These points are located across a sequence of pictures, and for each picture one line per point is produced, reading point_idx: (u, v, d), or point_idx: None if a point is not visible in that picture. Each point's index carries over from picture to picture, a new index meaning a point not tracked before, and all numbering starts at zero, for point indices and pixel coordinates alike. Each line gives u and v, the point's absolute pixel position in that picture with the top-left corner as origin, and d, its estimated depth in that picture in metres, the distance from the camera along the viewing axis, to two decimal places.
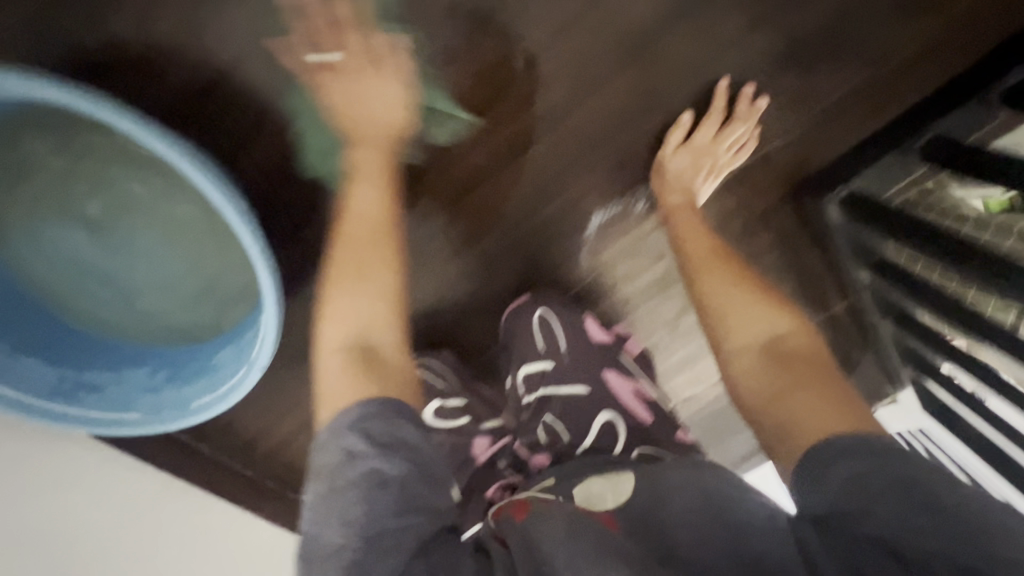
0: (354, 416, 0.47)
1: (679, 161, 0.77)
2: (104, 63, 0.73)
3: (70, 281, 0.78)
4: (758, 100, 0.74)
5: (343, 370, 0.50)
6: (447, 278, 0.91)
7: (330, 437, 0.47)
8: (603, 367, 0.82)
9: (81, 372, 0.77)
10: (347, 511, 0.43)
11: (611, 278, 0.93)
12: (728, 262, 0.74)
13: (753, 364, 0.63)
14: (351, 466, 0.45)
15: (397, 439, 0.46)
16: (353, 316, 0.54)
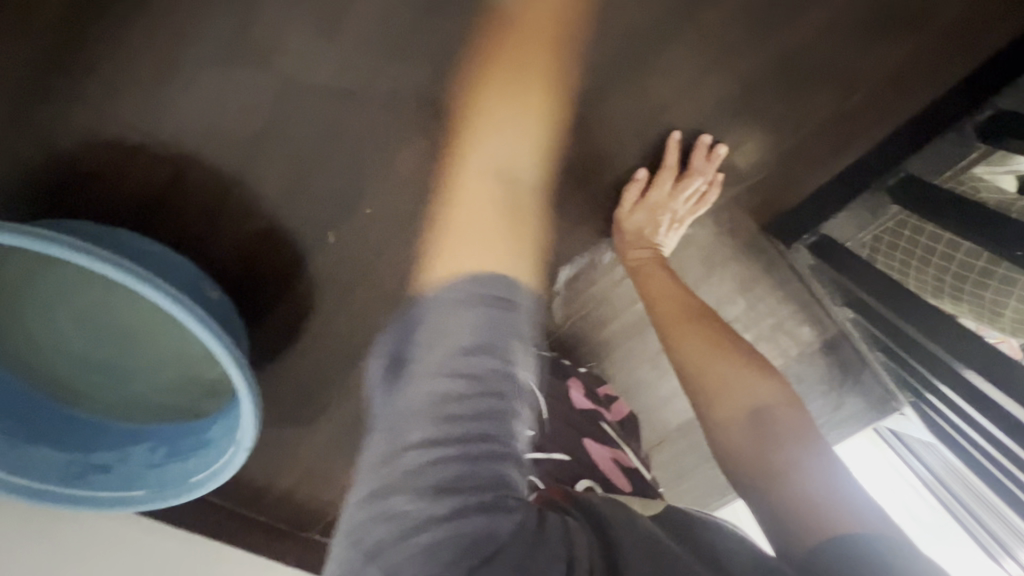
0: (479, 293, 0.39)
1: (638, 217, 0.75)
2: (36, 178, 0.70)
3: (68, 375, 0.83)
4: (716, 148, 0.73)
5: (490, 195, 0.46)
6: None
7: (443, 311, 0.39)
8: (582, 433, 0.76)
9: (89, 455, 0.82)
10: (442, 402, 0.37)
11: (587, 325, 0.90)
12: (701, 318, 0.68)
13: (732, 439, 0.56)
14: (466, 356, 0.38)
15: (518, 337, 0.40)
16: (504, 149, 0.51)
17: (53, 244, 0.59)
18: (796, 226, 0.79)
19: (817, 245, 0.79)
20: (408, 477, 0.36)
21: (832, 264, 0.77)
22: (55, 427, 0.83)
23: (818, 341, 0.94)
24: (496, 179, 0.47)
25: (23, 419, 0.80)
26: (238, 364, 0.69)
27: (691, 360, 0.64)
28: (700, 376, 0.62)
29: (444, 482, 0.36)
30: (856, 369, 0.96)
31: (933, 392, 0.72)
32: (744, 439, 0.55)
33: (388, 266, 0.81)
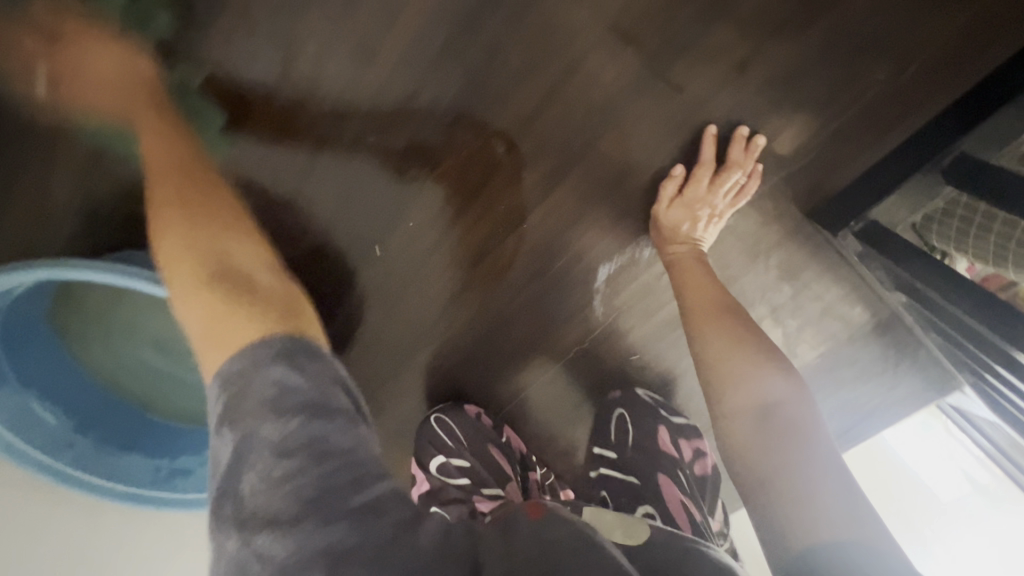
0: (281, 348, 0.44)
1: (674, 213, 0.75)
2: (113, 212, 0.76)
3: (154, 385, 0.93)
4: (755, 139, 0.71)
5: (209, 305, 0.47)
6: (467, 336, 0.91)
7: (248, 373, 0.42)
8: (657, 471, 0.90)
9: (175, 460, 0.90)
10: (273, 445, 0.40)
11: (629, 320, 0.91)
12: (734, 315, 0.67)
13: (741, 429, 0.56)
14: (275, 401, 0.41)
15: (322, 371, 0.44)
16: (213, 248, 0.52)
17: (126, 277, 0.63)
18: (844, 212, 0.77)
19: (866, 230, 0.77)
20: (269, 515, 0.38)
21: (880, 249, 0.76)
22: (144, 436, 0.91)
23: (870, 323, 0.91)
24: (193, 272, 0.50)
25: (115, 430, 0.89)
26: None
27: (711, 353, 0.65)
28: (722, 371, 0.62)
29: (300, 504, 0.39)
30: (912, 349, 0.93)
31: (989, 373, 0.70)
32: (760, 435, 0.54)
33: (435, 271, 0.84)
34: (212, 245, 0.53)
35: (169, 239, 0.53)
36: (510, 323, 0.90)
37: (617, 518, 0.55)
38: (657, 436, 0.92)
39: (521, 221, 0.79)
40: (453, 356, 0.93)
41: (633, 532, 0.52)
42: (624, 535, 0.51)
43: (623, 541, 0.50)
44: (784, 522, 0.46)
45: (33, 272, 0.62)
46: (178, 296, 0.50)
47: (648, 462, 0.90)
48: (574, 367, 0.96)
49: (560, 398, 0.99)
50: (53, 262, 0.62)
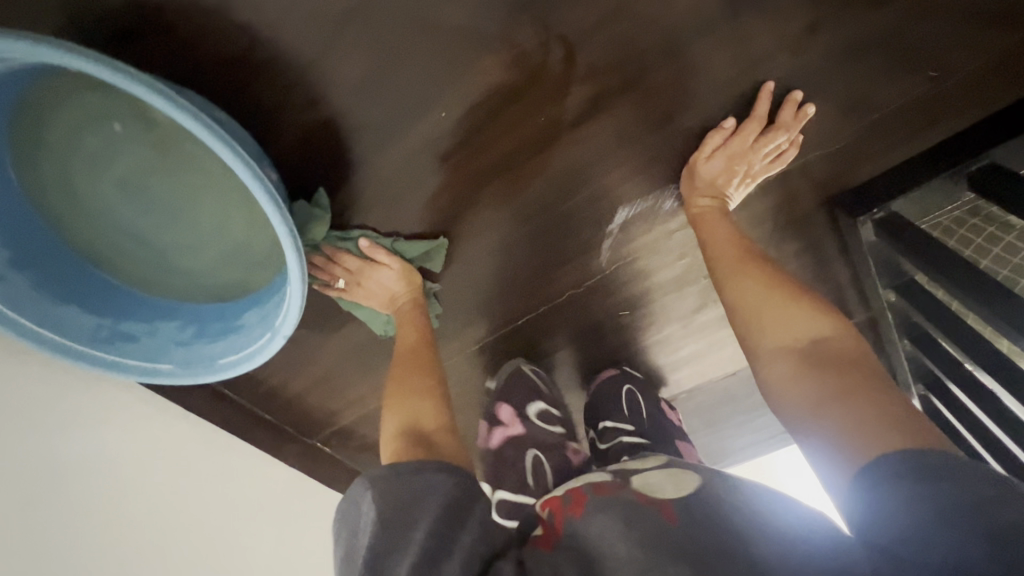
0: (418, 463, 0.64)
1: (715, 165, 0.76)
2: (90, 15, 0.63)
3: (100, 236, 0.81)
4: (806, 106, 0.72)
5: (396, 442, 0.72)
6: (476, 258, 0.88)
7: (403, 479, 0.61)
8: (671, 438, 0.96)
9: (118, 322, 0.83)
10: (397, 534, 0.57)
11: (629, 274, 0.91)
12: (763, 263, 0.73)
13: (778, 367, 0.62)
14: (399, 501, 0.59)
15: (430, 481, 0.61)
16: (413, 409, 0.77)
17: (132, 84, 0.58)
18: (865, 201, 0.80)
19: (884, 220, 0.79)
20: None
21: (887, 242, 0.79)
22: (90, 291, 0.82)
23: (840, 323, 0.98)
24: (402, 414, 0.77)
25: (52, 274, 0.79)
26: (294, 248, 0.70)
27: (738, 300, 0.71)
28: (755, 308, 0.68)
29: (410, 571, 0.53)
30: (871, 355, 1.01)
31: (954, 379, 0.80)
32: (797, 366, 0.61)
33: (460, 174, 0.79)
34: (419, 409, 0.77)
35: (402, 374, 0.83)
36: (513, 251, 0.88)
37: (663, 474, 0.58)
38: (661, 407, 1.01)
39: (555, 140, 0.75)
40: (447, 273, 0.90)
41: (682, 482, 0.56)
42: (676, 489, 0.55)
43: (678, 494, 0.54)
44: (842, 430, 0.53)
45: (28, 45, 0.55)
46: (386, 425, 0.76)
47: (659, 430, 0.96)
48: (563, 312, 0.95)
49: (542, 337, 1.00)
50: (56, 44, 0.55)
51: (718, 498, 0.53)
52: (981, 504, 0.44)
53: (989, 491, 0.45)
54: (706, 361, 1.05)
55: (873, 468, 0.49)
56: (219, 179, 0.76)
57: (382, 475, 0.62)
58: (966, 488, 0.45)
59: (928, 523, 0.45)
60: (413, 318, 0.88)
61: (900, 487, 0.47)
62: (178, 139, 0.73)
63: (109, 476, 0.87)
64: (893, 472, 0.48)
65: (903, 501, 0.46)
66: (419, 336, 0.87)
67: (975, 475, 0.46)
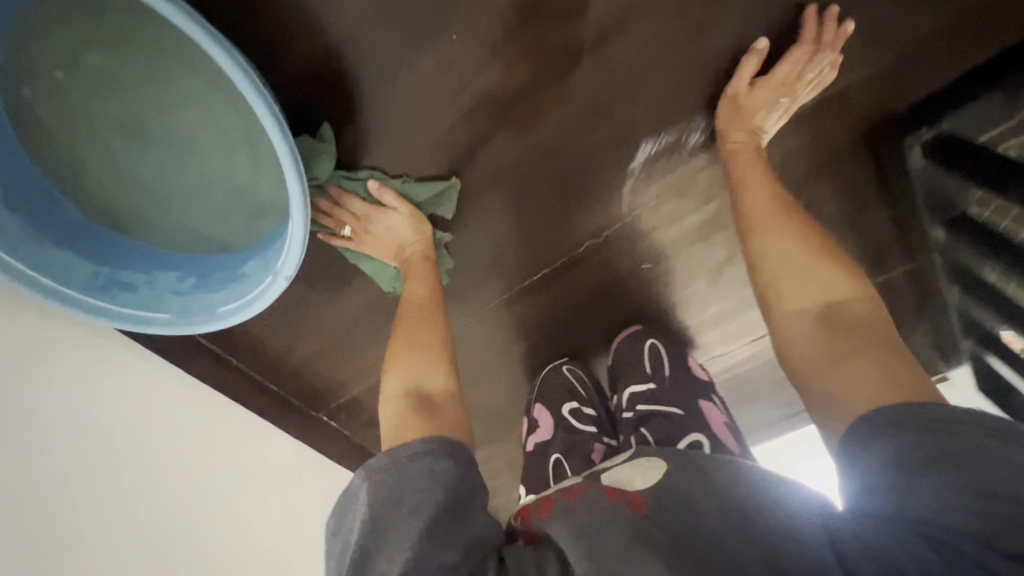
0: (417, 449, 0.60)
1: (749, 100, 0.72)
2: None
3: (100, 178, 0.77)
4: (847, 23, 0.66)
5: (399, 408, 0.68)
6: (492, 204, 0.84)
7: (401, 470, 0.58)
8: (696, 397, 0.88)
9: (116, 271, 0.79)
10: (401, 534, 0.53)
11: (651, 222, 0.86)
12: (794, 215, 0.69)
13: (807, 335, 0.59)
14: (400, 496, 0.56)
15: (429, 466, 0.58)
16: (415, 371, 0.73)
17: None
18: (913, 122, 0.74)
19: (935, 141, 0.73)
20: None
21: (937, 165, 0.73)
22: (87, 243, 0.79)
23: (879, 276, 0.92)
24: (404, 377, 0.72)
25: (47, 218, 0.76)
26: (295, 173, 0.66)
27: (763, 254, 0.67)
28: (771, 268, 0.66)
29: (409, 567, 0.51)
30: (911, 312, 0.96)
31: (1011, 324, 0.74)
32: (812, 332, 0.59)
33: (473, 107, 0.75)
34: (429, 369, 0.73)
35: (401, 331, 0.78)
36: (529, 198, 0.83)
37: (630, 466, 0.57)
38: (690, 365, 0.95)
39: (573, 67, 0.71)
40: (461, 223, 0.86)
41: (650, 474, 0.55)
42: (644, 483, 0.54)
43: (646, 489, 0.54)
44: (845, 397, 0.53)
45: None
46: (386, 387, 0.72)
47: (684, 393, 0.89)
48: (581, 266, 0.91)
49: (560, 297, 0.95)
50: None
51: (683, 487, 0.53)
52: (970, 459, 0.44)
53: (981, 444, 0.45)
54: (735, 324, 0.99)
55: (862, 421, 0.50)
56: (220, 115, 0.73)
57: (379, 461, 0.60)
58: (951, 446, 0.45)
59: (913, 483, 0.45)
60: (427, 273, 0.83)
61: (877, 453, 0.48)
62: (176, 68, 0.69)
63: (102, 440, 0.83)
64: (882, 424, 0.49)
65: (890, 456, 0.47)
66: (434, 291, 0.82)
67: (973, 423, 0.46)
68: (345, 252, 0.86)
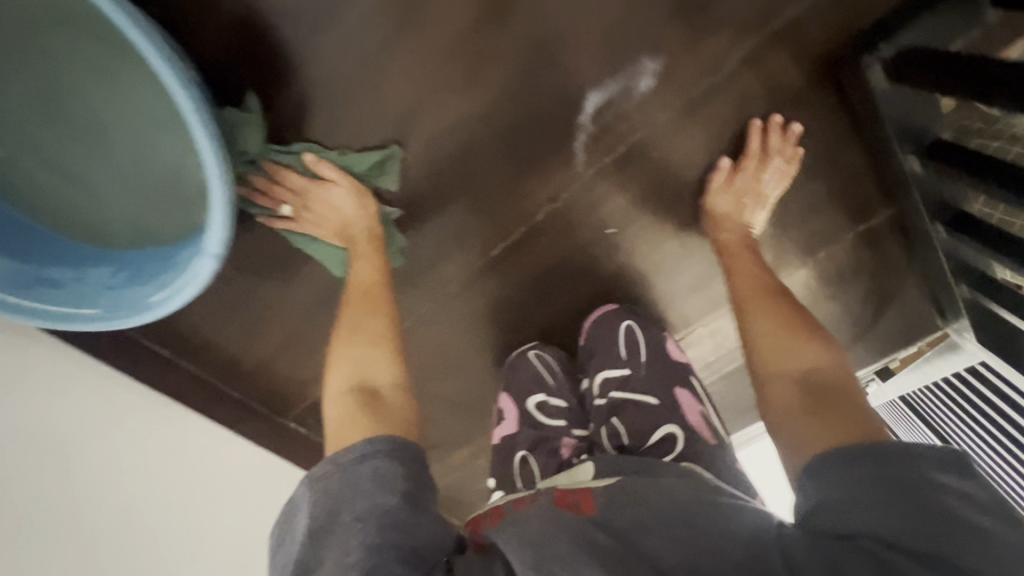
0: (361, 449, 0.54)
1: (725, 201, 0.80)
2: None
3: (21, 172, 0.73)
4: (791, 126, 0.76)
5: (346, 405, 0.62)
6: (441, 174, 0.79)
7: (343, 473, 0.53)
8: (674, 384, 0.81)
9: (42, 269, 0.73)
10: (345, 545, 0.49)
11: (609, 182, 0.81)
12: (778, 298, 0.73)
13: (783, 394, 0.61)
14: (346, 503, 0.51)
15: (375, 469, 0.53)
16: (360, 363, 0.66)
17: None
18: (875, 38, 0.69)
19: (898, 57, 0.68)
20: None
21: (906, 83, 0.67)
22: (8, 233, 0.73)
23: (858, 226, 0.87)
24: (349, 371, 0.66)
25: None
26: (209, 138, 0.61)
27: (753, 326, 0.71)
28: (758, 338, 0.69)
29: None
30: (897, 263, 0.91)
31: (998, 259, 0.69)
32: (794, 390, 0.61)
33: (406, 65, 0.71)
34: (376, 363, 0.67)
35: (347, 322, 0.71)
36: (478, 164, 0.79)
37: (580, 478, 0.58)
38: (668, 348, 0.87)
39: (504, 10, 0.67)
40: (410, 196, 0.81)
41: (601, 480, 0.57)
42: (595, 482, 0.57)
43: (598, 489, 0.55)
44: (803, 445, 0.55)
45: None
46: (329, 386, 0.65)
47: (661, 379, 0.82)
48: (541, 237, 0.85)
49: (523, 273, 0.89)
50: None
51: (636, 484, 0.55)
52: (919, 494, 0.46)
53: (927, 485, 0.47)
54: (714, 291, 0.93)
55: (814, 465, 0.52)
56: (142, 93, 0.70)
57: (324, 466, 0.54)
58: (896, 480, 0.47)
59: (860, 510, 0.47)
60: (374, 252, 0.77)
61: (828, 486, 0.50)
62: (89, 43, 0.66)
63: (53, 454, 0.73)
64: (843, 456, 0.50)
65: (843, 489, 0.48)
66: (383, 274, 0.76)
67: (922, 456, 0.48)
68: (289, 236, 0.80)
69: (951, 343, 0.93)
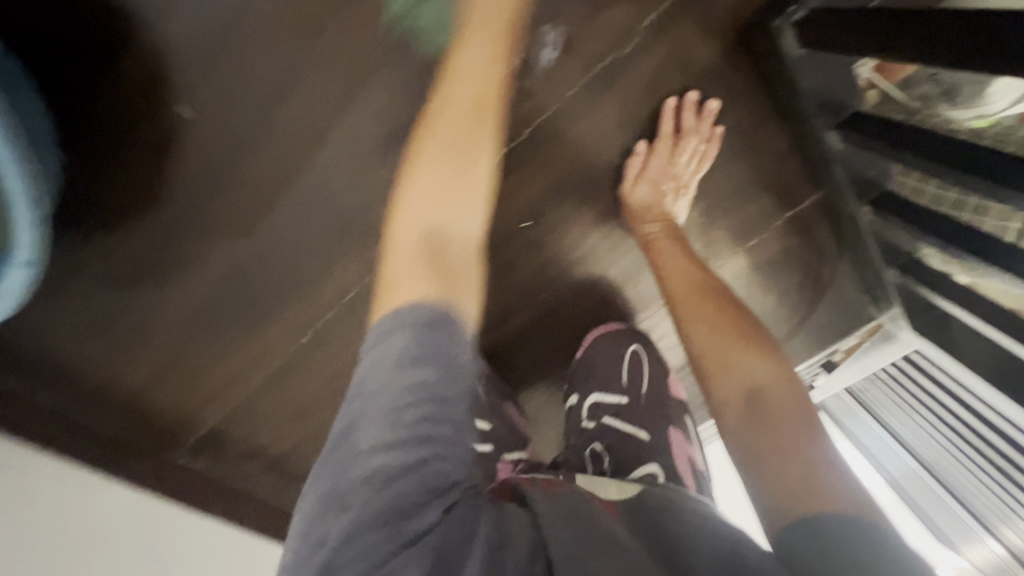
0: (425, 320, 0.43)
1: (643, 190, 0.74)
2: None
3: None
4: (706, 105, 0.72)
5: (412, 254, 0.46)
6: (334, 159, 0.70)
7: (408, 349, 0.43)
8: (667, 421, 0.78)
9: None
10: (384, 437, 0.41)
11: (522, 165, 0.73)
12: (715, 299, 0.68)
13: (737, 426, 0.54)
14: (406, 375, 0.42)
15: (441, 362, 0.42)
16: (435, 201, 0.49)
17: None
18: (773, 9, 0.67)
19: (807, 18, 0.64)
20: (354, 502, 0.40)
21: (813, 43, 0.64)
22: None
23: (789, 212, 0.82)
24: (423, 215, 0.48)
25: None
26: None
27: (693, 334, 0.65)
28: (704, 353, 0.63)
29: (379, 485, 0.40)
30: (830, 250, 0.87)
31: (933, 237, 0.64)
32: (740, 410, 0.55)
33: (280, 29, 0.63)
34: (458, 207, 0.49)
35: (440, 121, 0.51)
36: (377, 146, 0.70)
37: (607, 479, 0.53)
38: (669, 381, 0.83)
39: None
40: (297, 186, 0.71)
41: (623, 489, 0.51)
42: (618, 493, 0.50)
43: (620, 501, 0.49)
44: (764, 492, 0.48)
45: None
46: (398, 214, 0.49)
47: (652, 414, 0.79)
48: None
49: None
50: None
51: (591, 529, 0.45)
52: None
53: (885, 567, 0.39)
54: (645, 290, 0.85)
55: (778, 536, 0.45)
56: None
57: (406, 310, 0.43)
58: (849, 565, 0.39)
59: None
60: (495, 46, 0.54)
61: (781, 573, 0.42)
62: None
63: None
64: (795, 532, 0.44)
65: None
66: (502, 75, 0.54)
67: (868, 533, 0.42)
68: None
69: (884, 334, 0.91)
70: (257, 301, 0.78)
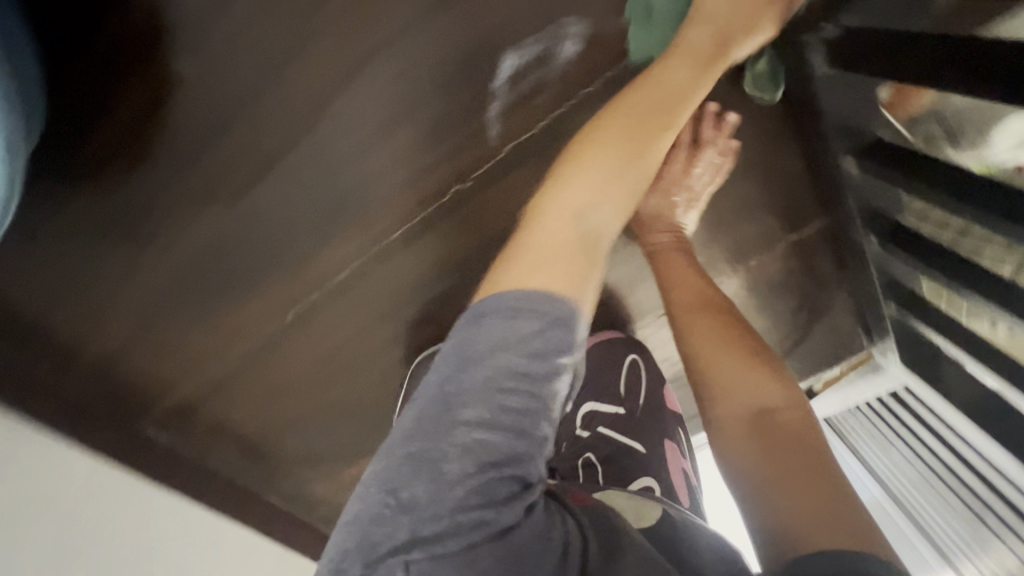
0: (553, 313, 0.43)
1: (655, 200, 0.72)
2: None
3: None
4: (726, 116, 0.70)
5: (544, 238, 0.47)
6: (337, 131, 0.67)
7: (532, 331, 0.42)
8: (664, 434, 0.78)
9: None
10: (485, 414, 0.41)
11: (531, 160, 0.71)
12: (721, 315, 0.65)
13: (737, 447, 0.53)
14: (523, 357, 0.41)
15: (563, 353, 0.43)
16: (578, 193, 0.49)
17: None
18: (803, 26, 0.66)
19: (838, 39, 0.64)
20: (445, 474, 0.40)
21: (842, 64, 0.63)
22: None
23: (795, 234, 0.81)
24: (564, 205, 0.48)
25: None
26: None
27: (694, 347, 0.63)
28: (705, 367, 0.61)
29: (473, 462, 0.40)
30: (831, 277, 0.86)
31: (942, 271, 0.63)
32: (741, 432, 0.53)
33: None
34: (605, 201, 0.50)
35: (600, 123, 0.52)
36: (382, 122, 0.67)
37: (629, 503, 0.55)
38: (665, 393, 0.82)
39: None
40: (296, 157, 0.68)
41: (646, 516, 0.53)
42: (642, 519, 0.52)
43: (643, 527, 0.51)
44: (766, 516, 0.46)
45: None
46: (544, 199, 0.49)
47: (648, 427, 0.78)
48: (454, 220, 0.73)
49: (433, 262, 0.76)
50: None
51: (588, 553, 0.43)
52: None
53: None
54: (643, 299, 0.83)
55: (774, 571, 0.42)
56: None
57: (540, 299, 0.43)
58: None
59: None
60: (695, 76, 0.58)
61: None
62: None
63: None
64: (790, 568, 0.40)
65: None
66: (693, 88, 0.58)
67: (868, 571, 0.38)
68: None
69: (873, 365, 0.88)
70: (243, 273, 0.74)
